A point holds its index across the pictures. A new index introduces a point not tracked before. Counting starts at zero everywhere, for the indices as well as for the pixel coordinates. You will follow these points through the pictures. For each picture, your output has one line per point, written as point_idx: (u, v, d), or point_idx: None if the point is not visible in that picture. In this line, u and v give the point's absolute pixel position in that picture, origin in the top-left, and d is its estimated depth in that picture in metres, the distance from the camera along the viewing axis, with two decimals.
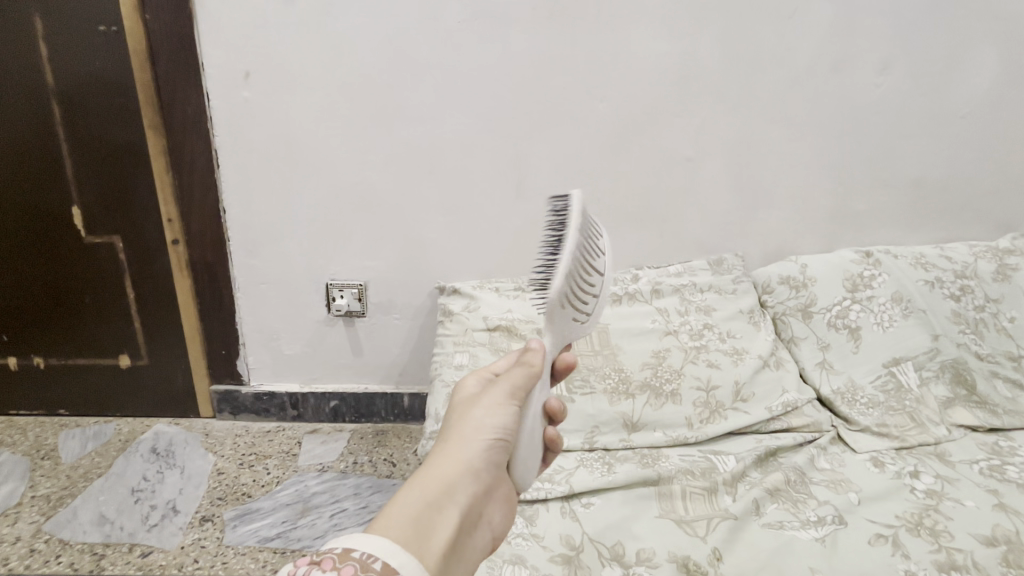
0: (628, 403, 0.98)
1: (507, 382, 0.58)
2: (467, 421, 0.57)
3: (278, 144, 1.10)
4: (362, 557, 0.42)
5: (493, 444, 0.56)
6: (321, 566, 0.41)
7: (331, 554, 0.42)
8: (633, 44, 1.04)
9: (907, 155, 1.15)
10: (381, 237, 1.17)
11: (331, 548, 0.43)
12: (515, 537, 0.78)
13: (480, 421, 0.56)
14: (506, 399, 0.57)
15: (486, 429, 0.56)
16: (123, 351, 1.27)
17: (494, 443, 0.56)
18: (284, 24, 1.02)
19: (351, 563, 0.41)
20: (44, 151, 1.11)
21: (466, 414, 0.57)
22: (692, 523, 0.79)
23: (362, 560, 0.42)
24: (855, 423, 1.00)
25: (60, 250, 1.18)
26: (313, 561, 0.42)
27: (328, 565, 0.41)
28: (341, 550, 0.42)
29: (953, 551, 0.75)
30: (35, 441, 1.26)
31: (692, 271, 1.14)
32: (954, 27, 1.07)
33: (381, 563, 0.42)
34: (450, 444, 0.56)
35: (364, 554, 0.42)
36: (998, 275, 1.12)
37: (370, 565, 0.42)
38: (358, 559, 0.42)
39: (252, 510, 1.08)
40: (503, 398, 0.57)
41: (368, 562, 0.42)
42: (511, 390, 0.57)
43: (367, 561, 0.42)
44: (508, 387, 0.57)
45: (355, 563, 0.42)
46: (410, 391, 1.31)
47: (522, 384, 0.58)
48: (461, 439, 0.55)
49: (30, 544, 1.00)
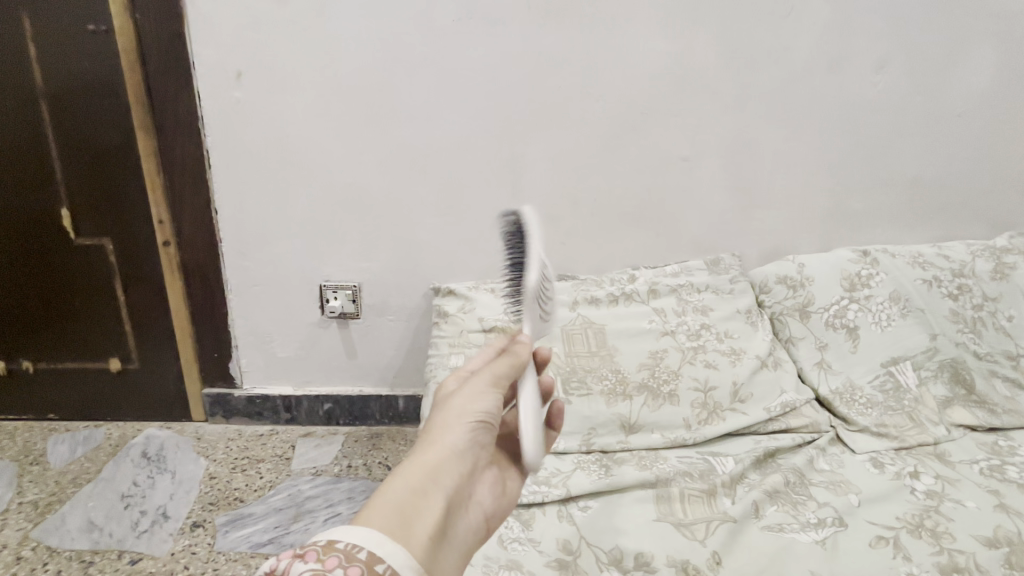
0: (625, 404, 0.97)
1: (489, 369, 0.56)
2: (448, 408, 0.54)
3: (270, 143, 1.08)
4: (347, 548, 0.40)
5: (477, 428, 0.54)
6: (304, 559, 0.39)
7: (314, 546, 0.40)
8: (631, 42, 1.03)
9: (905, 154, 1.15)
10: (375, 238, 1.16)
11: (315, 539, 0.41)
12: (511, 542, 0.76)
13: (462, 407, 0.54)
14: (488, 387, 0.56)
15: (470, 414, 0.54)
16: (114, 354, 1.25)
17: (477, 427, 0.54)
18: (276, 23, 1.00)
19: (335, 554, 0.40)
20: (32, 152, 1.09)
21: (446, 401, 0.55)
22: (691, 527, 0.78)
23: (347, 551, 0.40)
24: (855, 423, 0.99)
25: (47, 253, 1.17)
26: (296, 554, 0.40)
27: (311, 557, 0.39)
28: (325, 542, 0.41)
29: (956, 553, 0.74)
30: (24, 446, 1.24)
31: (690, 271, 1.13)
32: (951, 25, 1.06)
33: (367, 553, 0.40)
34: (434, 428, 0.53)
35: (348, 544, 0.40)
36: (996, 274, 1.12)
37: (356, 554, 0.40)
38: (343, 550, 0.40)
39: (244, 515, 1.06)
40: (485, 385, 0.56)
41: (353, 552, 0.40)
42: (493, 376, 0.56)
43: (352, 551, 0.40)
44: (490, 374, 0.56)
45: (339, 554, 0.40)
46: (405, 393, 1.30)
47: (506, 372, 0.56)
48: (443, 425, 0.53)
49: (16, 551, 0.98)
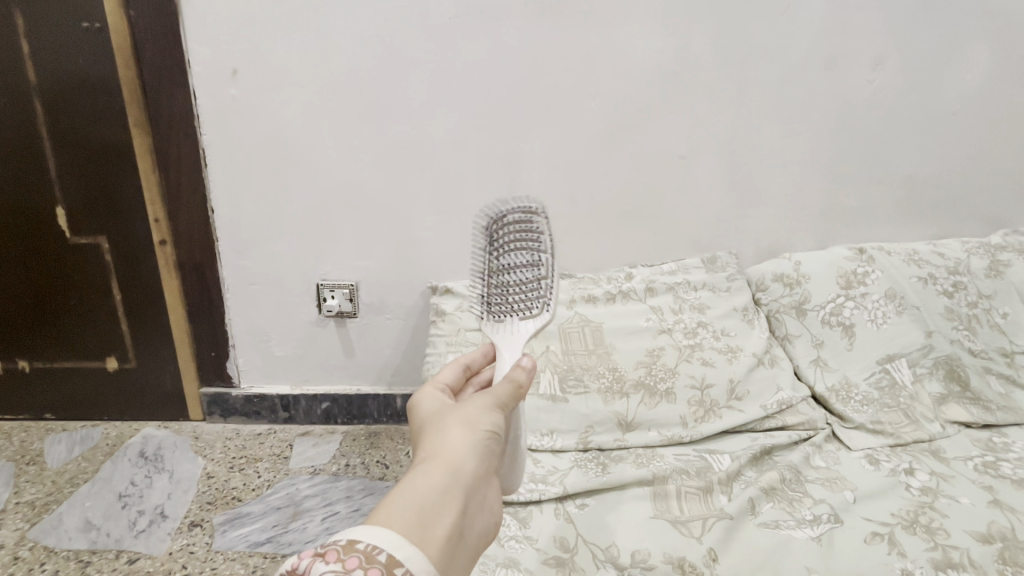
0: (622, 403, 0.97)
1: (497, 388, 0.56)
2: (458, 413, 0.53)
3: (266, 141, 1.08)
4: (367, 549, 0.39)
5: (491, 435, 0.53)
6: (325, 558, 0.39)
7: (335, 545, 0.40)
8: (626, 41, 1.03)
9: (901, 152, 1.15)
10: (372, 237, 1.16)
11: (336, 539, 0.40)
12: (509, 539, 0.77)
13: (476, 415, 0.53)
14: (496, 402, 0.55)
15: (482, 422, 0.53)
16: (110, 354, 1.25)
17: (491, 435, 0.52)
18: (272, 21, 1.00)
19: (356, 554, 0.39)
20: (26, 151, 1.09)
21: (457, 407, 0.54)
22: (687, 524, 0.79)
23: (367, 552, 0.39)
24: (851, 420, 1.00)
25: (43, 252, 1.16)
26: (317, 553, 0.39)
27: (332, 557, 0.39)
28: (346, 542, 0.40)
29: (950, 549, 0.75)
30: (20, 446, 1.24)
31: (686, 269, 1.14)
32: (946, 23, 1.06)
33: (387, 555, 0.39)
34: (446, 430, 0.52)
35: (369, 545, 0.40)
36: (991, 271, 1.12)
37: (376, 556, 0.39)
38: (363, 550, 0.39)
39: (242, 515, 1.06)
40: (495, 399, 0.55)
41: (373, 553, 0.39)
42: (503, 394, 0.55)
43: (372, 552, 0.39)
44: (500, 391, 0.55)
45: (360, 554, 0.39)
46: (402, 392, 1.30)
47: (512, 393, 0.56)
48: (459, 427, 0.52)
49: (14, 551, 0.98)
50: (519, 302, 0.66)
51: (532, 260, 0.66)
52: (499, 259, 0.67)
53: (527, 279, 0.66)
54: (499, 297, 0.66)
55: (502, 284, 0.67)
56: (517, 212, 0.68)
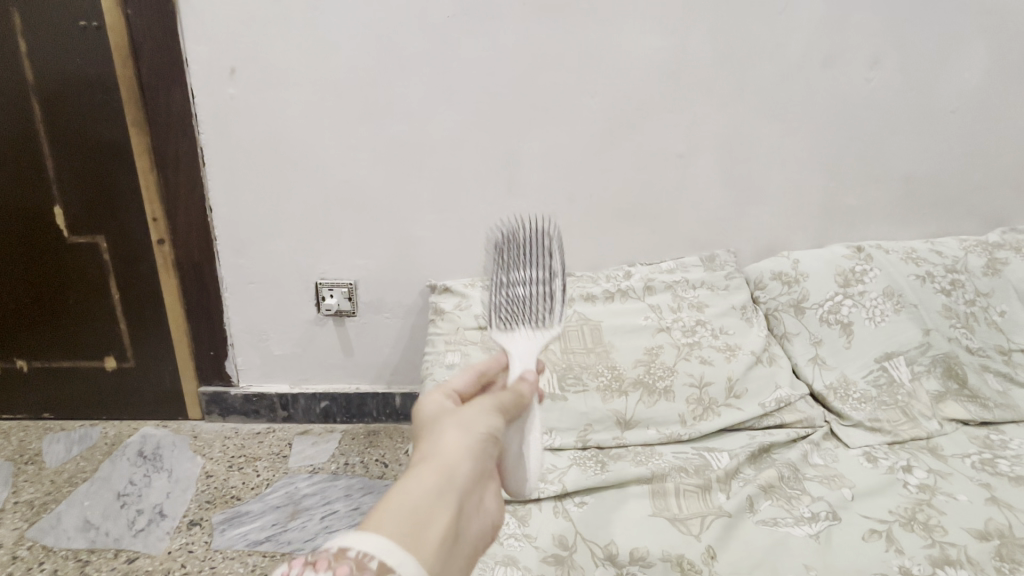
0: (621, 401, 0.98)
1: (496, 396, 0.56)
2: (453, 418, 0.53)
3: (265, 140, 1.08)
4: (358, 555, 0.38)
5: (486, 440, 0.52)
6: (314, 567, 0.37)
7: (325, 553, 0.38)
8: (624, 40, 1.03)
9: (899, 150, 1.15)
10: (370, 236, 1.16)
11: (327, 546, 0.39)
12: (508, 538, 0.77)
13: (471, 419, 0.52)
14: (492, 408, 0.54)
15: (478, 425, 0.52)
16: (109, 353, 1.25)
17: (486, 439, 0.52)
18: (270, 20, 1.00)
19: (347, 562, 0.37)
20: (24, 150, 1.08)
21: (452, 411, 0.53)
22: (686, 521, 0.79)
23: (358, 559, 0.37)
24: (849, 418, 1.00)
25: (41, 251, 1.16)
26: (306, 562, 0.38)
27: (322, 566, 0.37)
28: (336, 549, 0.38)
29: (947, 546, 0.75)
30: (19, 445, 1.24)
31: (686, 267, 1.15)
32: (944, 21, 1.07)
33: (379, 562, 0.38)
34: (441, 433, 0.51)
35: (360, 551, 0.38)
36: (989, 269, 1.12)
37: (367, 563, 0.37)
38: (354, 557, 0.38)
39: (241, 514, 1.06)
40: (492, 406, 0.55)
41: (364, 561, 0.37)
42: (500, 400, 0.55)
43: (363, 558, 0.38)
44: (497, 398, 0.56)
45: (351, 562, 0.37)
46: (401, 391, 1.30)
47: (510, 401, 0.56)
48: (453, 432, 0.51)
49: (12, 551, 0.98)
50: (528, 310, 0.69)
51: (543, 280, 0.74)
52: (513, 277, 0.74)
53: (538, 292, 0.72)
54: (509, 304, 0.70)
55: (513, 295, 0.72)
56: (536, 245, 0.79)
